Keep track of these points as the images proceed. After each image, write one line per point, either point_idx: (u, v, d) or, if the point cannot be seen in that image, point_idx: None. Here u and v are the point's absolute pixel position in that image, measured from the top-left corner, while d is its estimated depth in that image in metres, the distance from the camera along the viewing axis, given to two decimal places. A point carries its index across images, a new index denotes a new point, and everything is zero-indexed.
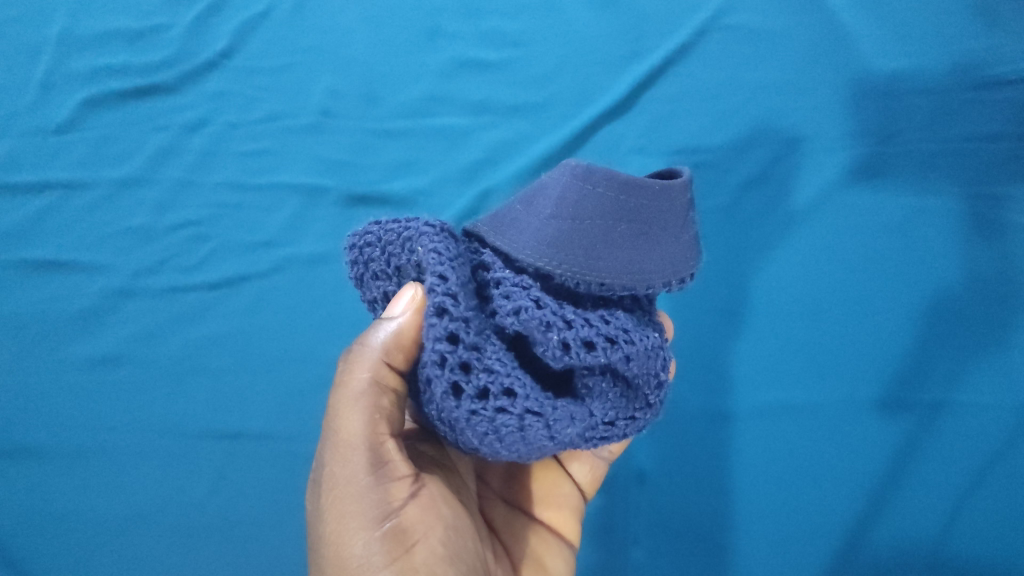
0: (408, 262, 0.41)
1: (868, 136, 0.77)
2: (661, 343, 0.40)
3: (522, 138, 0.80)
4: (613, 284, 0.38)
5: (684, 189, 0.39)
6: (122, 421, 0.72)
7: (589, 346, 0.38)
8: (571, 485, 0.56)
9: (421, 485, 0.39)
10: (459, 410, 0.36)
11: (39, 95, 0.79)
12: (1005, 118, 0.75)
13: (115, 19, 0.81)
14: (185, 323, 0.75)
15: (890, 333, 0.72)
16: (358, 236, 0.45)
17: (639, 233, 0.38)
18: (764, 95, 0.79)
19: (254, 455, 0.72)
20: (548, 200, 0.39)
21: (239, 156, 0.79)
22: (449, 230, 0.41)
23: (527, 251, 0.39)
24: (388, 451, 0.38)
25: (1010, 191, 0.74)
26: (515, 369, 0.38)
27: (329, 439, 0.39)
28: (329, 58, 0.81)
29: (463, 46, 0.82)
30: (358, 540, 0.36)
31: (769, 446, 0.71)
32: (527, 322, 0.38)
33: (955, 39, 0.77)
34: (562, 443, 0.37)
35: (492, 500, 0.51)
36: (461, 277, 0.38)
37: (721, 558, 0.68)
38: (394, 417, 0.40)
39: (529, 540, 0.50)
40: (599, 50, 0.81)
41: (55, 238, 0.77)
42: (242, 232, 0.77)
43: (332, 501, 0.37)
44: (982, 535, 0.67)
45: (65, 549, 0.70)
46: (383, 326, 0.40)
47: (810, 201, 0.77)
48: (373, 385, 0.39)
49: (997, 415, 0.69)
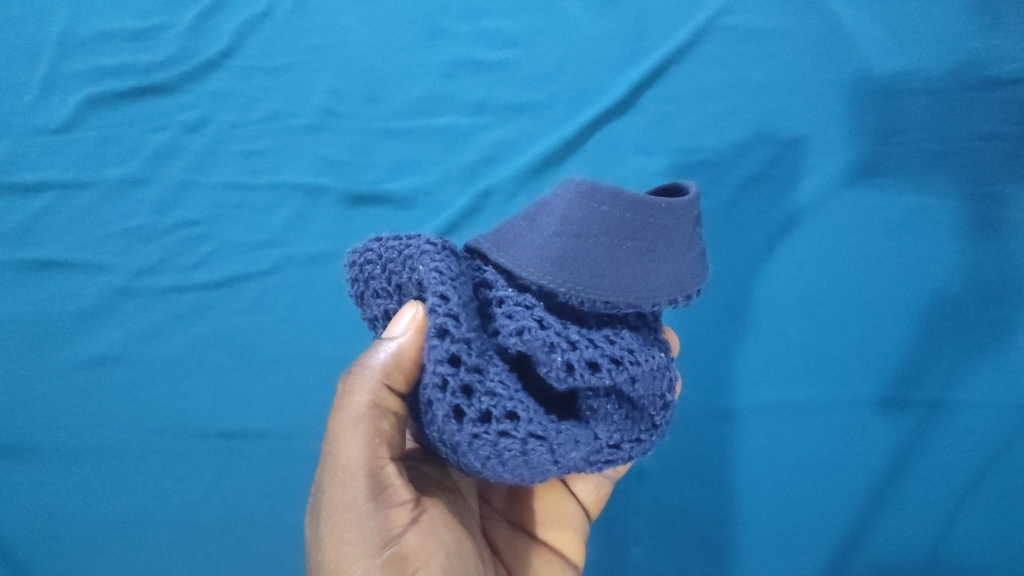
0: (409, 280, 0.40)
1: (871, 136, 0.76)
2: (667, 362, 0.40)
3: (522, 138, 0.78)
4: (617, 302, 0.37)
5: (689, 207, 0.38)
6: (121, 422, 0.71)
7: (594, 367, 0.37)
8: (575, 504, 0.55)
9: (422, 510, 0.38)
10: (461, 433, 0.36)
11: (38, 95, 0.77)
12: (1006, 118, 0.74)
13: (114, 18, 0.79)
14: (183, 324, 0.74)
15: (891, 334, 0.72)
16: (358, 253, 0.44)
17: (645, 251, 0.37)
18: (770, 94, 0.77)
19: (252, 456, 0.71)
20: (552, 218, 0.38)
21: (239, 155, 0.77)
22: (451, 248, 0.40)
23: (530, 269, 0.38)
24: (388, 476, 0.38)
25: (1011, 191, 0.73)
26: (518, 393, 0.37)
27: (328, 464, 0.38)
28: (325, 57, 0.79)
29: (462, 45, 0.80)
30: (357, 568, 0.35)
31: (771, 447, 0.70)
32: (531, 343, 0.37)
33: (958, 38, 0.76)
34: (565, 466, 0.37)
35: (495, 520, 0.51)
36: (463, 297, 0.37)
37: (722, 557, 0.68)
38: (395, 441, 0.39)
39: (532, 562, 0.50)
40: (600, 49, 0.79)
41: (52, 237, 0.75)
42: (241, 232, 0.76)
43: (331, 527, 0.37)
44: (981, 535, 0.67)
45: (65, 550, 0.69)
46: (383, 347, 0.39)
47: (812, 201, 0.76)
48: (373, 409, 0.39)
49: (997, 416, 0.69)
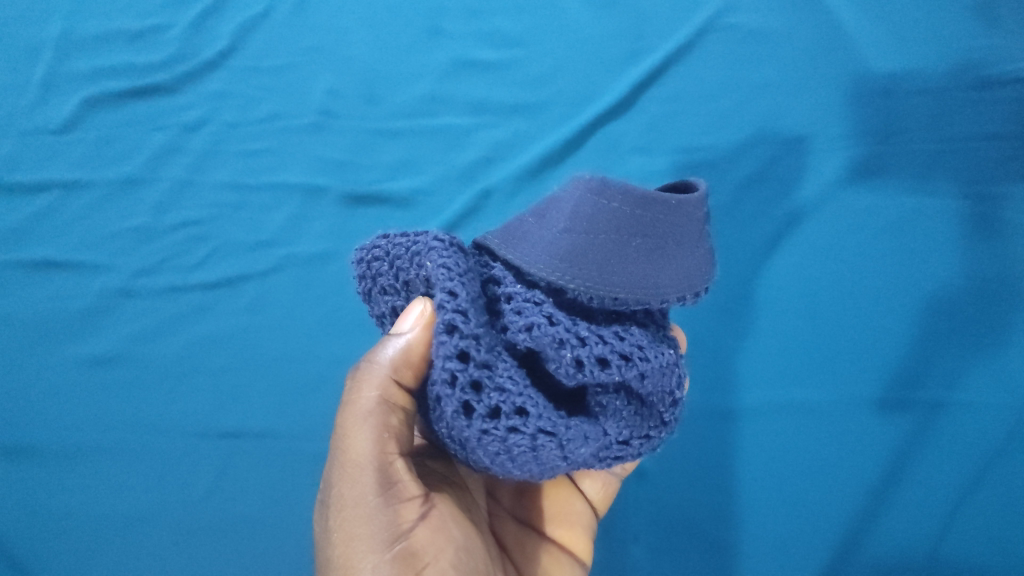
0: (416, 276, 0.40)
1: (870, 136, 0.76)
2: (676, 359, 0.40)
3: (523, 137, 0.78)
4: (627, 298, 0.37)
5: (699, 204, 0.38)
6: (121, 421, 0.71)
7: (603, 364, 0.37)
8: (583, 502, 0.55)
9: (430, 506, 0.39)
10: (470, 429, 0.36)
11: (38, 95, 0.77)
12: (1004, 118, 0.75)
13: (114, 18, 0.79)
14: (184, 324, 0.73)
15: (890, 332, 0.72)
16: (365, 250, 0.44)
17: (655, 248, 0.38)
18: (768, 95, 0.78)
19: (253, 457, 0.71)
20: (561, 214, 0.39)
21: (239, 155, 0.77)
22: (458, 244, 0.40)
23: (539, 265, 0.38)
24: (397, 471, 0.38)
25: (1009, 191, 0.74)
26: (527, 388, 0.37)
27: (337, 460, 0.39)
28: (325, 57, 0.80)
29: (463, 45, 0.80)
30: (367, 563, 0.36)
31: (771, 446, 0.71)
32: (540, 339, 0.37)
33: (956, 39, 0.77)
34: (574, 462, 0.38)
35: (503, 517, 0.51)
36: (472, 293, 0.37)
37: (723, 557, 0.68)
38: (403, 436, 0.40)
39: (539, 559, 0.50)
40: (600, 50, 0.80)
41: (53, 237, 0.75)
42: (242, 232, 0.76)
43: (340, 522, 0.37)
44: (980, 533, 0.68)
45: (65, 551, 0.68)
46: (391, 343, 0.39)
47: (811, 201, 0.76)
48: (382, 404, 0.39)
49: (996, 414, 0.70)
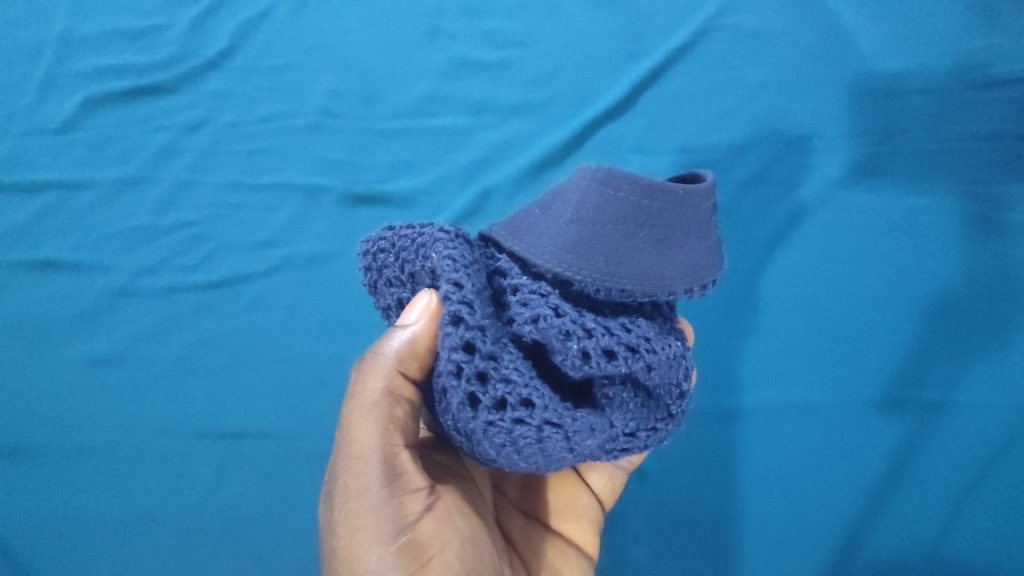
0: (422, 268, 0.41)
1: (868, 136, 0.77)
2: (683, 351, 0.40)
3: (523, 137, 0.79)
4: (634, 290, 0.38)
5: (707, 195, 0.39)
6: (121, 421, 0.71)
7: (610, 356, 0.37)
8: (590, 496, 0.55)
9: (436, 498, 0.39)
10: (476, 421, 0.36)
11: (38, 95, 0.77)
12: (1004, 118, 0.75)
13: (116, 19, 0.79)
14: (184, 324, 0.73)
15: (891, 331, 0.72)
16: (371, 242, 0.45)
17: (662, 239, 0.38)
18: (767, 95, 0.78)
19: (253, 456, 0.70)
20: (567, 205, 0.39)
21: (240, 155, 0.77)
22: (464, 236, 0.40)
23: (545, 256, 0.39)
24: (402, 463, 0.38)
25: (1009, 191, 0.74)
26: (533, 379, 0.38)
27: (342, 451, 0.39)
28: (325, 56, 0.80)
29: (464, 45, 0.81)
30: (372, 555, 0.36)
31: (772, 445, 0.70)
32: (546, 330, 0.37)
33: (955, 39, 0.77)
34: (581, 454, 0.38)
35: (509, 510, 0.51)
36: (477, 284, 0.37)
37: (723, 558, 0.68)
38: (409, 428, 0.40)
39: (546, 553, 0.50)
40: (601, 50, 0.80)
41: (54, 237, 0.75)
42: (243, 232, 0.75)
43: (345, 514, 0.37)
44: (981, 534, 0.67)
45: (64, 551, 0.68)
46: (396, 334, 0.39)
47: (811, 200, 0.77)
48: (387, 395, 0.39)
49: (996, 413, 0.70)
